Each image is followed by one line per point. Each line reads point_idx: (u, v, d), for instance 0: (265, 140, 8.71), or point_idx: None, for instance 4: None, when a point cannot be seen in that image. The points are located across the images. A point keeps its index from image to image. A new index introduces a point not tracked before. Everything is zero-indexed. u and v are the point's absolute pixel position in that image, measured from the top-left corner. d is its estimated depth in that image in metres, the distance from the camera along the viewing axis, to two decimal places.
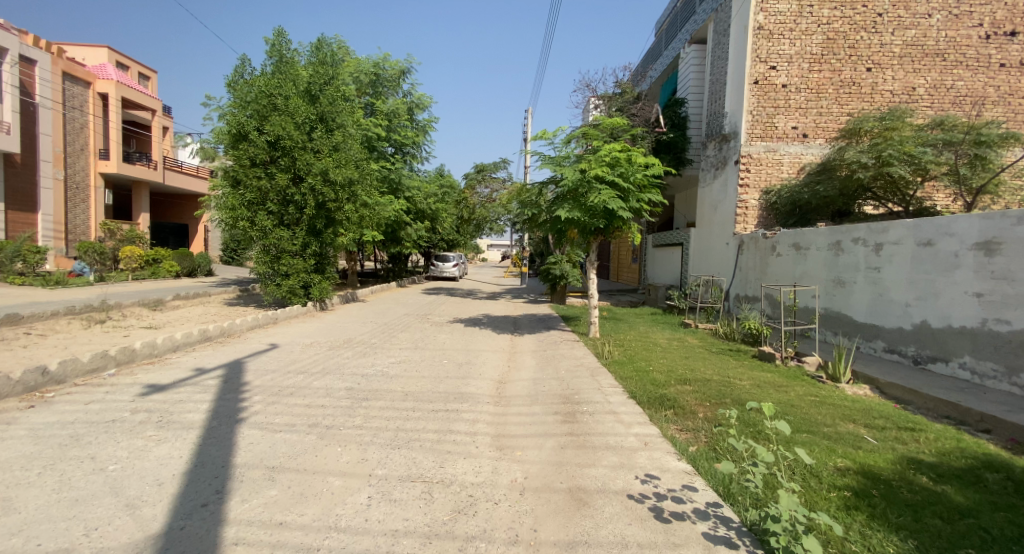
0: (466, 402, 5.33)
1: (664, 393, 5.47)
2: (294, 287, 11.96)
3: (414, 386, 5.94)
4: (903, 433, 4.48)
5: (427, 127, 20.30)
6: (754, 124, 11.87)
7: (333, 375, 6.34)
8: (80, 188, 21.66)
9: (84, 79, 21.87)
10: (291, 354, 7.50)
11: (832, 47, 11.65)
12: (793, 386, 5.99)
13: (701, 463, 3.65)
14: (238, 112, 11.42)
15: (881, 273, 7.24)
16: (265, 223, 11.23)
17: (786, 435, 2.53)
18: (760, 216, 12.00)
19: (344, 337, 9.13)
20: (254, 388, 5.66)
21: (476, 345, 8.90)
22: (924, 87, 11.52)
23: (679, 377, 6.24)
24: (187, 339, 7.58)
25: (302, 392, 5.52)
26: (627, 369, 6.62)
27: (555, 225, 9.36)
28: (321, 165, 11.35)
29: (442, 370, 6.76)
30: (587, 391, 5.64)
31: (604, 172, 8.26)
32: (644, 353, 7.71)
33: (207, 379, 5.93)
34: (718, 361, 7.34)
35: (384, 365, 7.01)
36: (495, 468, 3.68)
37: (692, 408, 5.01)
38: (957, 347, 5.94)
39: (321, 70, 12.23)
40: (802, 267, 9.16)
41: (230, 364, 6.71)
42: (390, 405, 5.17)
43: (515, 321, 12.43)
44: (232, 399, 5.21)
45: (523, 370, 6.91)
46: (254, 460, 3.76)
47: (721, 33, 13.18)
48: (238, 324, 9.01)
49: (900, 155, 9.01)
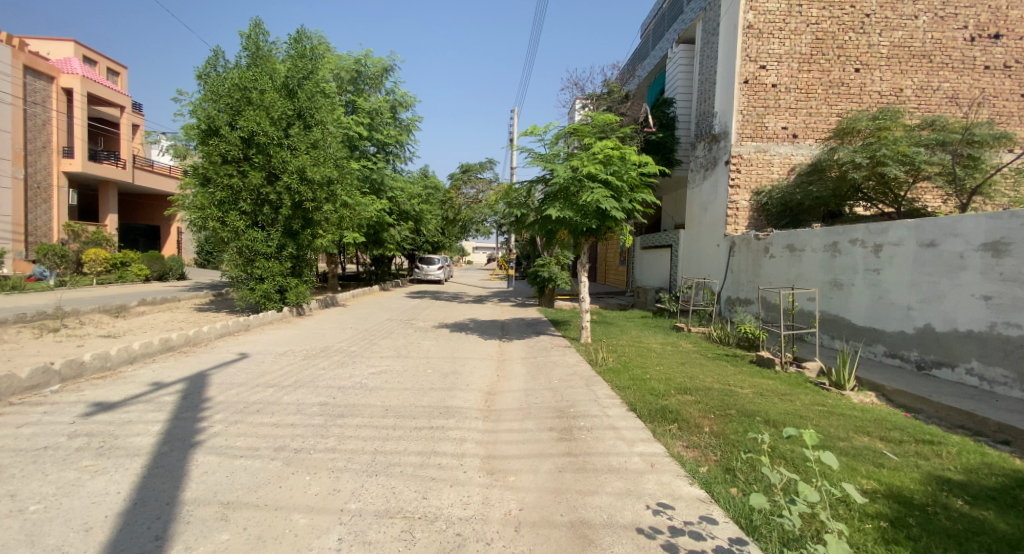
0: (452, 418, 4.87)
1: (665, 405, 5.09)
2: (269, 292, 11.27)
3: (395, 400, 5.45)
4: (924, 447, 4.17)
5: (410, 126, 19.79)
6: (744, 124, 11.67)
7: (306, 389, 5.80)
8: (41, 188, 20.50)
9: (46, 73, 20.72)
10: (261, 365, 6.94)
11: (820, 47, 11.54)
12: (798, 395, 5.66)
13: (717, 489, 3.26)
14: (208, 106, 10.72)
15: (881, 275, 7.00)
16: (236, 224, 10.55)
17: (835, 469, 2.13)
18: (751, 217, 11.80)
19: (320, 345, 8.55)
20: (216, 405, 5.10)
21: (462, 352, 8.41)
22: (911, 88, 11.48)
23: (679, 386, 5.88)
24: (146, 350, 6.94)
25: (269, 410, 4.99)
26: (623, 377, 6.22)
27: (544, 225, 8.95)
28: (297, 163, 10.74)
29: (426, 382, 6.28)
30: (583, 404, 5.21)
31: (597, 170, 7.87)
32: (639, 360, 7.34)
33: (164, 395, 5.34)
34: (717, 368, 7.00)
35: (362, 376, 6.48)
36: (485, 499, 3.23)
37: (699, 422, 4.64)
38: (964, 352, 5.71)
39: (301, 64, 11.64)
40: (798, 269, 8.92)
41: (192, 377, 6.13)
42: (367, 424, 4.68)
43: (503, 326, 11.98)
44: (189, 420, 4.64)
45: (513, 380, 6.45)
46: (206, 495, 3.25)
47: (710, 32, 12.99)
48: (206, 332, 8.39)
49: (894, 156, 8.86)
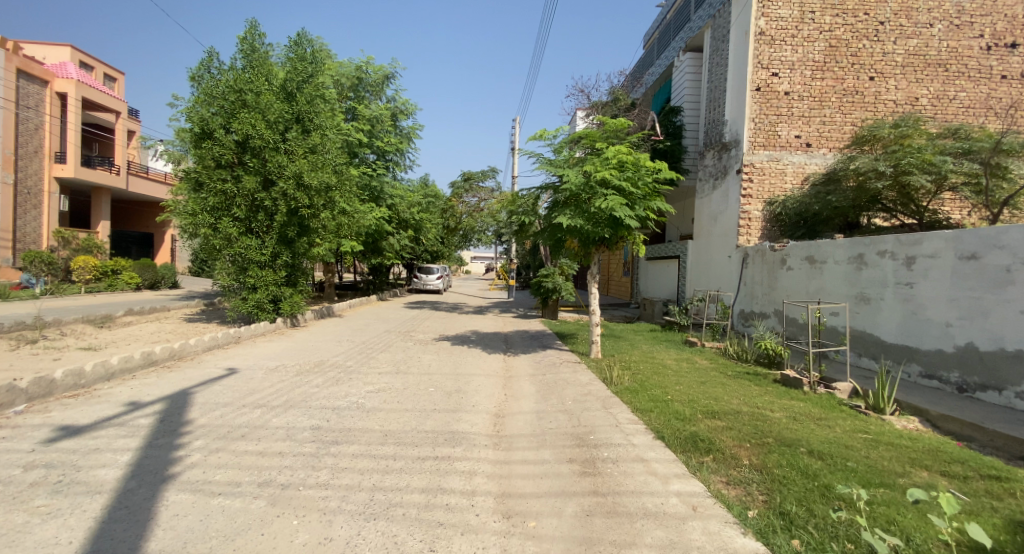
0: (459, 446, 4.38)
1: (694, 432, 4.62)
2: (262, 302, 10.76)
3: (395, 424, 4.95)
4: (992, 485, 3.71)
5: (411, 134, 19.47)
6: (756, 133, 11.33)
7: (297, 410, 5.28)
8: (31, 193, 20.00)
9: (40, 77, 20.28)
10: (249, 382, 6.43)
11: (834, 54, 11.25)
12: (835, 420, 5.18)
13: (776, 541, 2.78)
14: (201, 108, 10.30)
15: (914, 289, 6.57)
16: (229, 231, 10.08)
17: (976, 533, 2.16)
18: (764, 228, 11.39)
19: (314, 360, 8.03)
20: (196, 429, 4.58)
21: (465, 368, 7.90)
22: (927, 98, 11.20)
23: (706, 410, 5.39)
24: (125, 365, 6.42)
25: (256, 435, 4.47)
26: (643, 399, 5.74)
27: (552, 234, 8.49)
28: (294, 168, 10.28)
29: (429, 402, 5.78)
30: (603, 430, 4.72)
31: (610, 176, 7.45)
32: (656, 378, 6.84)
33: (139, 418, 4.82)
34: (740, 388, 6.51)
35: (359, 395, 5.96)
36: (504, 552, 2.73)
37: (735, 453, 4.16)
38: (1012, 374, 5.25)
39: (300, 66, 11.16)
40: (818, 282, 8.51)
41: (173, 396, 5.62)
42: (364, 452, 4.19)
43: (506, 339, 11.47)
44: (163, 448, 4.12)
45: (523, 400, 5.94)
46: (174, 546, 2.73)
47: (719, 39, 12.73)
48: (192, 345, 7.89)
49: (919, 164, 8.47)
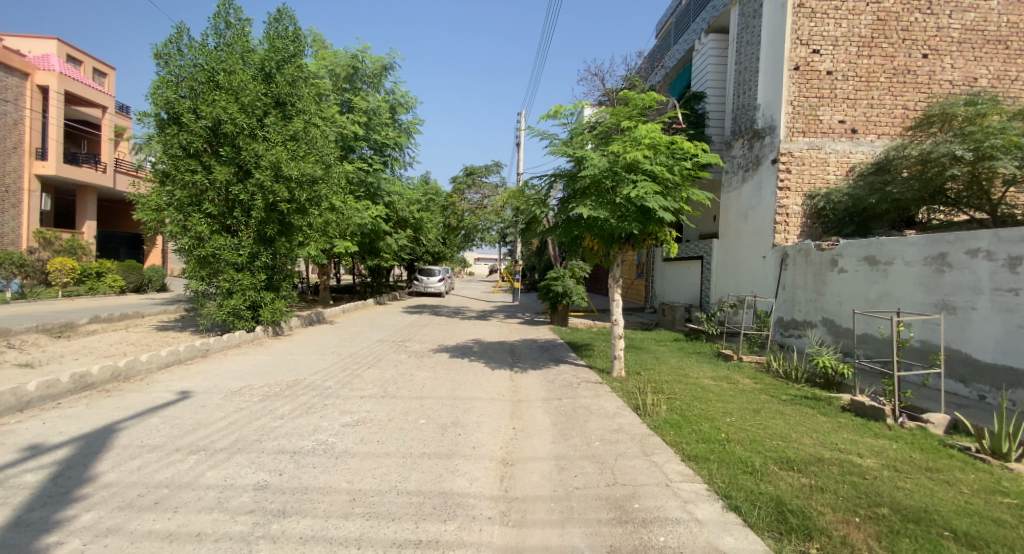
0: (452, 521, 3.14)
1: (778, 499, 3.33)
2: (238, 308, 9.54)
3: (371, 480, 3.73)
4: None
5: (411, 128, 18.32)
6: (795, 117, 10.03)
7: (243, 457, 4.04)
8: (10, 191, 18.96)
9: (20, 70, 19.02)
10: (200, 412, 5.22)
11: (882, 29, 9.93)
12: (958, 475, 3.88)
13: None
14: (168, 90, 9.11)
15: (1021, 297, 5.25)
16: (199, 229, 8.95)
17: None
18: (803, 225, 10.08)
19: (288, 379, 6.82)
20: (96, 493, 3.36)
21: (466, 390, 6.66)
22: (988, 78, 9.85)
23: (776, 455, 4.14)
24: (45, 391, 5.20)
25: (174, 505, 3.23)
26: (691, 439, 4.49)
27: (568, 230, 7.26)
28: (272, 157, 9.06)
29: (419, 443, 4.56)
30: (651, 494, 3.46)
31: (640, 159, 6.21)
32: (700, 407, 5.57)
33: (25, 474, 3.57)
34: (808, 421, 5.24)
35: (331, 432, 4.74)
36: None
37: (846, 537, 2.87)
38: None
39: (280, 44, 9.90)
40: (882, 286, 7.26)
41: (92, 436, 4.40)
42: (316, 533, 2.94)
43: (512, 350, 10.22)
44: (31, 529, 2.88)
45: (537, 440, 4.70)
46: None
47: (750, 16, 11.44)
48: (143, 362, 6.70)
49: (1005, 147, 7.19)
